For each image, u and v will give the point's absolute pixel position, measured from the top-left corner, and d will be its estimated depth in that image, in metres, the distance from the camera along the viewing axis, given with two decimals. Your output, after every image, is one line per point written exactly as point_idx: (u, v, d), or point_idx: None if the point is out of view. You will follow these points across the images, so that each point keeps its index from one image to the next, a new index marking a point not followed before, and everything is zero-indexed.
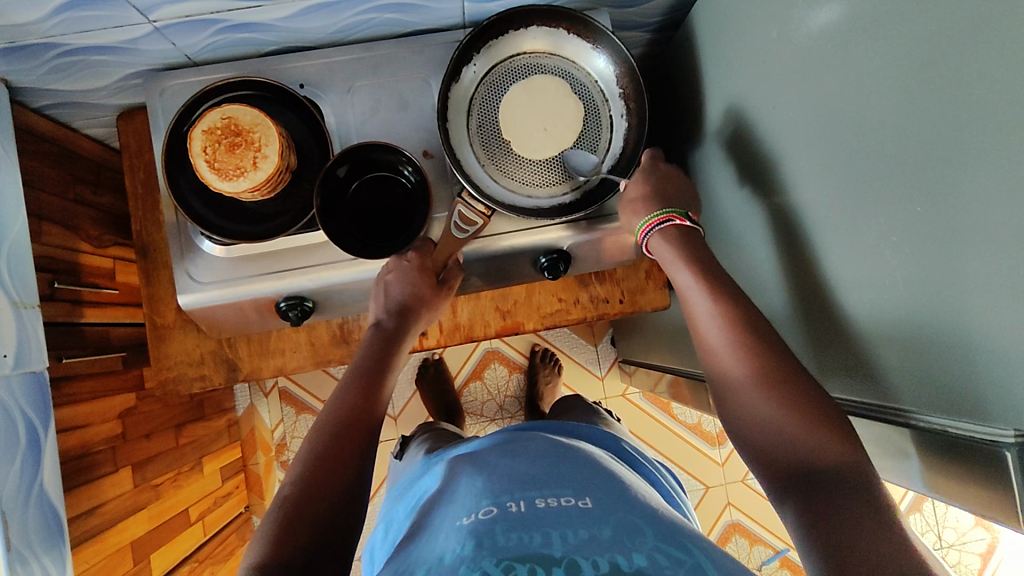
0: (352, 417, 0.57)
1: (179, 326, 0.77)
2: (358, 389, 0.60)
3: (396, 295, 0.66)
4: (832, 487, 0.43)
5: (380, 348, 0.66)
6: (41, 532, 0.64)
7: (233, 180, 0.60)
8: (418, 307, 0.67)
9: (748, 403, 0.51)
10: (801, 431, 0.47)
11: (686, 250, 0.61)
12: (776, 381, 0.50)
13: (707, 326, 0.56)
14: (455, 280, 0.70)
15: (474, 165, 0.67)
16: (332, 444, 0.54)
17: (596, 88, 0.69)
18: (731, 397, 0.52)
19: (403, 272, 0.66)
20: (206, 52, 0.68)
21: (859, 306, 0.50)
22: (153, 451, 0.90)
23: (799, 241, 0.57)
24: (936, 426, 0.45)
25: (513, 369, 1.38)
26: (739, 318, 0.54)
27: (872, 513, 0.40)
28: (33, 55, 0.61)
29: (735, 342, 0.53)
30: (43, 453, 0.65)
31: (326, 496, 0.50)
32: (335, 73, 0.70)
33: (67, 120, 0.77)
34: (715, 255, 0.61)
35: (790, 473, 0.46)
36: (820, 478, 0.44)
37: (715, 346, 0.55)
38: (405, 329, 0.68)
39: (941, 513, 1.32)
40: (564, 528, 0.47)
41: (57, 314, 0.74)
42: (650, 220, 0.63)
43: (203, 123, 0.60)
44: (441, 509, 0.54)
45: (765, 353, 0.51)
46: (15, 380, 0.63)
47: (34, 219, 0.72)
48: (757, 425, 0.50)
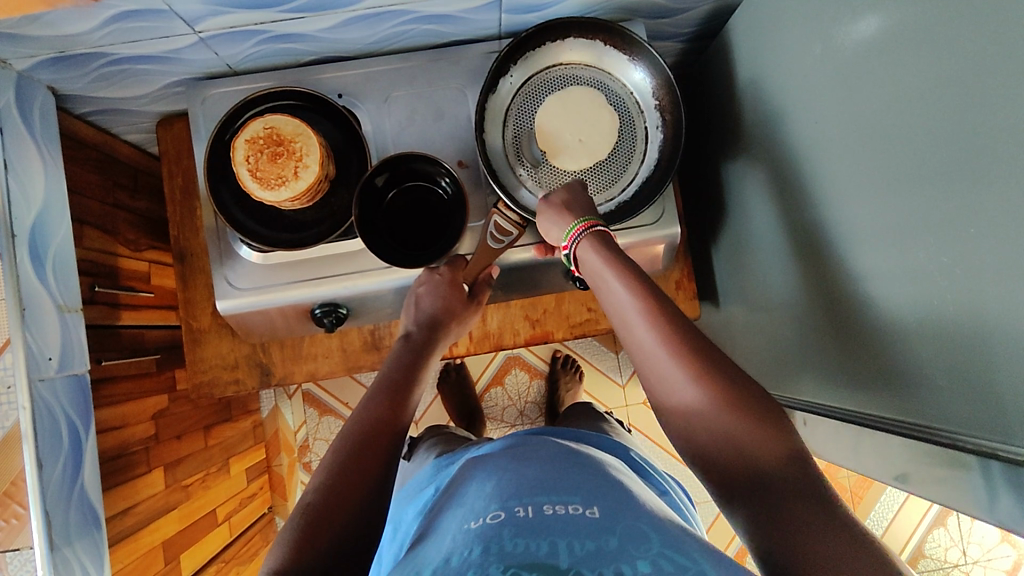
0: (376, 427, 0.58)
1: (214, 330, 0.78)
2: (386, 400, 0.61)
3: (427, 308, 0.67)
4: (779, 487, 0.43)
5: (409, 360, 0.66)
6: (79, 526, 0.65)
7: (275, 189, 0.61)
8: (448, 320, 0.67)
9: (680, 401, 0.50)
10: (742, 429, 0.47)
11: (605, 251, 0.57)
12: (716, 384, 0.48)
13: (629, 316, 0.54)
14: (484, 296, 0.71)
15: (509, 175, 0.68)
16: (354, 450, 0.55)
17: (631, 99, 0.69)
18: (671, 400, 0.51)
19: (433, 285, 0.67)
20: (248, 62, 0.69)
21: (897, 323, 0.50)
22: (183, 452, 0.91)
23: (835, 256, 0.57)
24: (982, 447, 0.44)
25: (535, 375, 1.38)
26: (671, 320, 0.52)
27: (820, 514, 0.40)
28: (81, 65, 0.63)
29: (668, 343, 0.51)
30: (84, 453, 0.67)
31: (352, 503, 0.51)
32: (372, 82, 0.70)
33: (108, 126, 0.78)
34: (619, 246, 0.58)
35: (731, 475, 0.46)
36: (766, 478, 0.44)
37: (642, 342, 0.52)
38: (434, 341, 0.68)
39: (964, 529, 1.31)
40: (571, 538, 0.47)
41: (96, 316, 0.75)
42: (575, 226, 0.59)
43: (246, 132, 0.61)
44: (447, 516, 0.55)
45: (698, 352, 0.50)
46: (59, 382, 0.65)
47: (76, 223, 0.73)
48: (694, 426, 0.49)
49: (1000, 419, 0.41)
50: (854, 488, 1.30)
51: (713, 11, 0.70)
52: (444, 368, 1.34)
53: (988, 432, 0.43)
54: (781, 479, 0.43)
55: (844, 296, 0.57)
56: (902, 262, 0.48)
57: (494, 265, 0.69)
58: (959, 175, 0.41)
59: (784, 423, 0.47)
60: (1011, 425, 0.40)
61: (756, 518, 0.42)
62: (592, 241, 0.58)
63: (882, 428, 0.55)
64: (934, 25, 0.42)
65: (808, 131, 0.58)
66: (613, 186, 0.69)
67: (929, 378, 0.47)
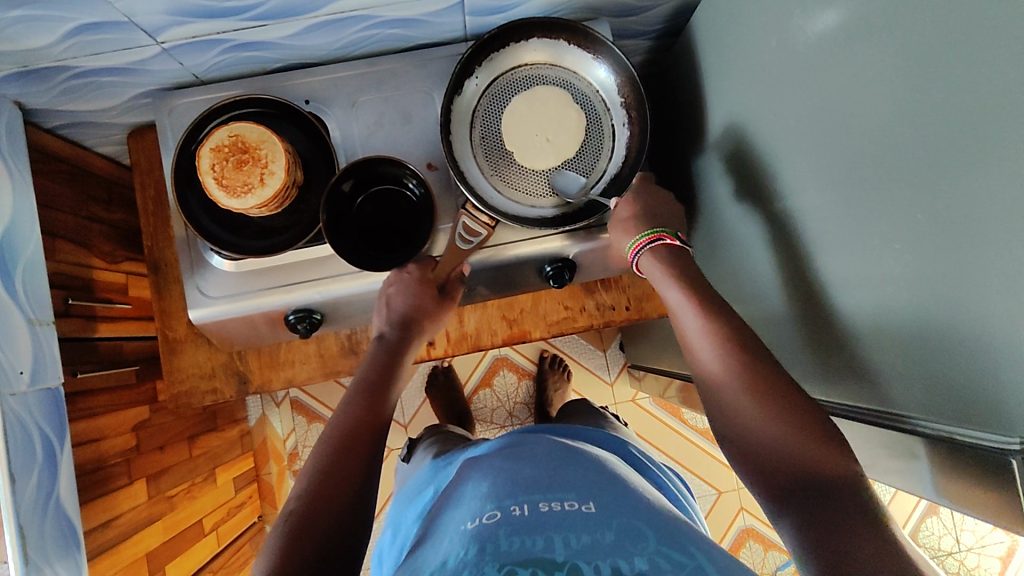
0: (359, 429, 0.58)
1: (191, 340, 0.78)
2: (365, 399, 0.61)
3: (398, 308, 0.67)
4: (833, 498, 0.43)
5: (383, 362, 0.66)
6: (57, 540, 0.65)
7: (241, 197, 0.61)
8: (420, 319, 0.67)
9: (734, 410, 0.51)
10: (786, 436, 0.47)
11: (675, 269, 0.60)
12: (766, 393, 0.50)
13: (695, 338, 0.56)
14: (457, 292, 0.70)
15: (478, 176, 0.68)
16: (338, 458, 0.55)
17: (597, 97, 0.69)
18: (723, 410, 0.52)
19: (403, 284, 0.66)
20: (214, 71, 0.69)
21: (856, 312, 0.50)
22: (166, 462, 0.91)
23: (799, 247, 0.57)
24: (941, 432, 0.44)
25: (523, 375, 1.38)
26: (730, 337, 0.54)
27: (865, 520, 0.41)
28: (45, 79, 0.63)
29: (727, 357, 0.53)
30: (59, 467, 0.67)
31: (334, 504, 0.51)
32: (339, 88, 0.70)
33: (79, 139, 0.78)
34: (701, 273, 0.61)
35: (781, 485, 0.46)
36: (820, 488, 0.44)
37: (703, 358, 0.55)
38: (408, 341, 0.68)
39: (958, 517, 1.31)
40: (567, 533, 0.47)
41: (71, 329, 0.75)
42: (638, 241, 0.63)
43: (210, 141, 0.61)
44: (449, 513, 0.55)
45: (750, 365, 0.51)
46: (32, 397, 0.65)
47: (48, 237, 0.73)
48: (745, 433, 0.50)
49: (955, 403, 0.42)
50: None
51: (677, 7, 0.70)
52: (432, 371, 1.34)
53: (944, 417, 0.43)
54: (832, 489, 0.44)
55: (809, 286, 0.57)
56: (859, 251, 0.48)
57: (466, 263, 0.69)
58: (908, 161, 0.41)
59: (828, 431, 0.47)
60: (967, 410, 0.41)
61: (803, 521, 0.43)
62: (659, 258, 0.62)
63: (848, 416, 0.55)
64: (881, 14, 0.42)
65: (769, 123, 0.59)
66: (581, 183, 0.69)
67: (888, 365, 0.48)
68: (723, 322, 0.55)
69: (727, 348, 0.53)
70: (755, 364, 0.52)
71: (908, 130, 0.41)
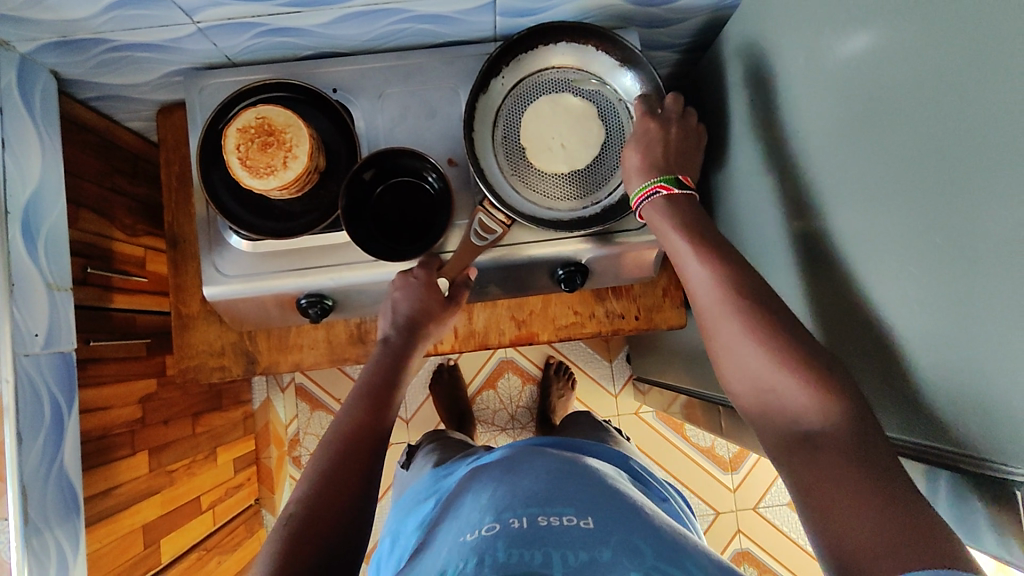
0: (363, 433, 0.58)
1: (203, 317, 0.79)
2: (368, 404, 0.61)
3: (405, 311, 0.67)
4: (838, 457, 0.42)
5: (390, 364, 0.66)
6: (57, 505, 0.66)
7: (263, 178, 0.62)
8: (426, 321, 0.68)
9: (741, 361, 0.49)
10: (802, 395, 0.45)
11: (678, 218, 0.58)
12: (783, 350, 0.47)
13: (702, 290, 0.53)
14: (462, 295, 0.71)
15: (497, 175, 0.68)
16: (342, 460, 0.55)
17: (621, 105, 0.69)
18: (730, 366, 0.50)
19: (410, 288, 0.67)
20: (245, 54, 0.70)
21: (877, 337, 0.50)
22: (169, 437, 0.92)
23: (818, 269, 0.57)
24: (948, 458, 0.45)
25: (527, 379, 1.38)
26: (724, 276, 0.52)
27: (881, 493, 0.39)
28: (83, 50, 0.64)
29: (731, 313, 0.50)
30: (65, 431, 0.68)
31: (339, 509, 0.51)
32: (367, 79, 0.71)
33: (109, 113, 0.80)
34: (708, 221, 0.57)
35: (794, 449, 0.45)
36: (824, 449, 0.43)
37: (708, 310, 0.52)
38: (412, 344, 0.68)
39: None
40: (565, 549, 0.47)
41: (88, 297, 0.77)
42: (643, 189, 0.61)
43: (238, 121, 0.62)
44: (446, 528, 0.55)
45: (768, 322, 0.49)
46: (44, 358, 0.66)
47: (73, 205, 0.74)
48: (754, 382, 0.48)
49: (966, 435, 0.42)
50: None
51: (707, 22, 0.71)
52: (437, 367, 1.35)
53: (949, 442, 0.44)
54: (838, 449, 0.43)
55: (826, 308, 0.57)
56: (880, 275, 0.48)
57: (472, 268, 0.69)
58: (930, 187, 0.42)
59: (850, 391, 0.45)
60: (980, 439, 0.41)
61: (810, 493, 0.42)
62: (666, 206, 0.59)
63: None
64: (911, 37, 0.42)
65: (794, 142, 0.59)
66: (600, 189, 0.69)
67: (913, 394, 0.47)
68: (735, 273, 0.52)
69: (730, 306, 0.50)
70: (772, 324, 0.48)
71: (936, 158, 0.41)
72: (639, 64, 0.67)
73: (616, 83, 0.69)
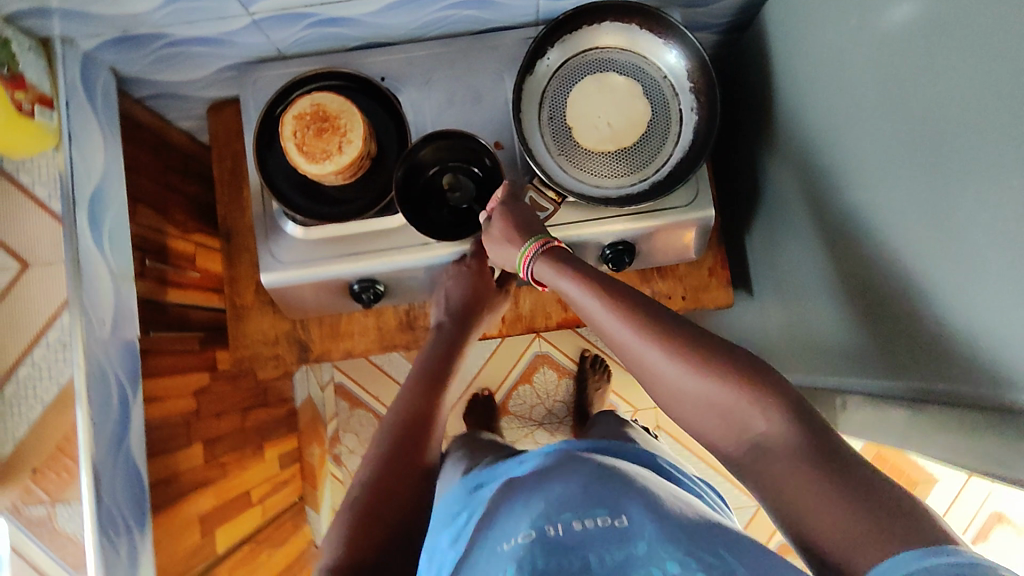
0: (410, 430, 0.61)
1: (257, 307, 0.81)
2: (415, 398, 0.64)
3: (455, 297, 0.73)
4: (773, 450, 0.46)
5: (442, 354, 0.70)
6: (126, 488, 0.67)
7: (320, 163, 0.64)
8: (476, 307, 0.74)
9: (665, 380, 0.51)
10: (721, 394, 0.48)
11: (565, 263, 0.59)
12: (695, 358, 0.49)
13: (616, 331, 0.53)
14: (509, 284, 0.78)
15: (544, 155, 0.69)
16: (391, 453, 0.58)
17: (665, 82, 0.69)
18: (659, 389, 0.52)
19: (460, 276, 0.72)
20: (296, 46, 0.72)
21: (928, 293, 0.50)
22: (221, 430, 0.93)
23: (867, 233, 0.57)
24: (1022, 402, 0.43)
25: (564, 373, 1.38)
26: (633, 317, 0.52)
27: (830, 478, 0.42)
28: (142, 45, 0.67)
29: (645, 344, 0.51)
30: (131, 416, 0.70)
31: (398, 500, 0.54)
32: (414, 66, 0.73)
33: (163, 111, 0.82)
34: (588, 260, 0.59)
35: (730, 445, 0.49)
36: (753, 440, 0.47)
37: (626, 347, 0.53)
38: (462, 329, 0.73)
39: (1011, 546, 1.27)
40: (602, 551, 0.48)
41: (146, 290, 0.79)
42: (528, 249, 0.61)
43: (294, 109, 0.64)
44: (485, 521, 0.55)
45: (680, 338, 0.51)
46: (112, 345, 0.68)
47: (131, 200, 0.77)
48: (676, 397, 0.51)
49: None
50: None
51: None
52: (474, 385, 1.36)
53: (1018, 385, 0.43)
54: (768, 441, 0.46)
55: (875, 274, 0.57)
56: (930, 231, 0.48)
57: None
58: (978, 138, 0.42)
59: (763, 372, 0.48)
60: None
61: (763, 484, 0.46)
62: (549, 262, 0.60)
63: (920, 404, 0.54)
64: None
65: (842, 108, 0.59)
66: (647, 165, 0.69)
67: (968, 348, 0.47)
68: (638, 310, 0.53)
69: (647, 341, 0.51)
70: (685, 345, 0.50)
71: (984, 112, 0.41)
72: (687, 38, 0.67)
73: (661, 60, 0.69)
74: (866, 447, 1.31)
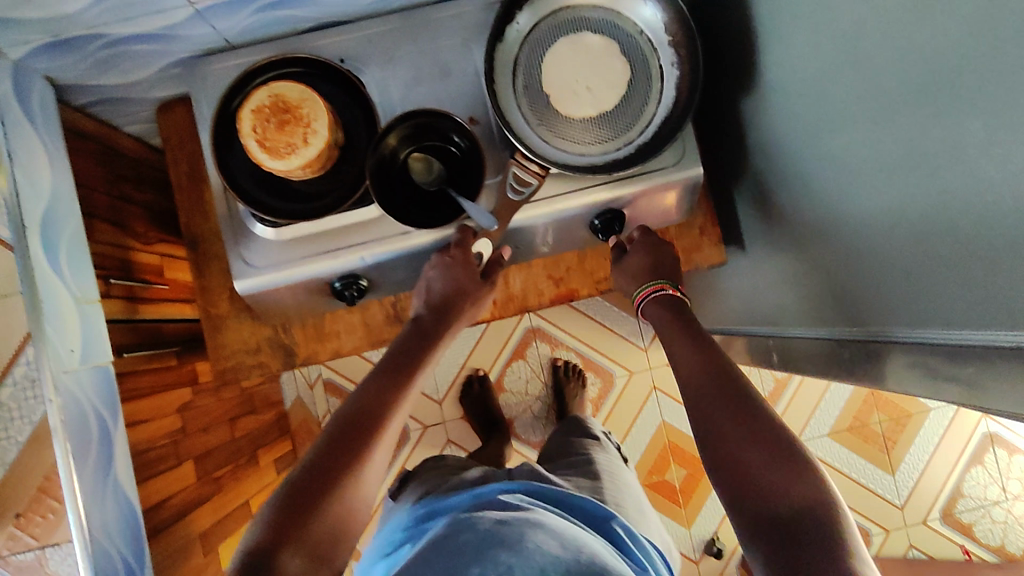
0: (368, 419, 0.60)
1: (234, 315, 0.77)
2: (382, 389, 0.63)
3: (439, 290, 0.69)
4: (797, 516, 0.49)
5: (414, 342, 0.69)
6: (120, 522, 0.64)
7: (285, 158, 0.59)
8: (460, 298, 0.69)
9: (725, 436, 0.56)
10: (772, 460, 0.52)
11: (673, 320, 0.68)
12: (765, 433, 0.54)
13: (698, 384, 0.60)
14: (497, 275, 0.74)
15: (523, 127, 0.65)
16: (342, 439, 0.58)
17: (643, 37, 0.66)
18: (712, 443, 0.56)
19: (445, 267, 0.67)
20: (245, 34, 0.67)
21: (922, 240, 0.48)
22: (211, 444, 0.90)
23: (856, 182, 0.55)
24: None
25: (556, 346, 1.35)
26: (721, 375, 0.60)
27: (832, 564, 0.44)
28: (76, 49, 0.61)
29: (732, 405, 0.57)
30: (115, 445, 0.66)
31: (334, 482, 0.55)
32: (374, 44, 0.68)
33: (108, 118, 0.77)
34: (699, 324, 0.67)
35: (752, 502, 0.51)
36: (784, 509, 0.50)
37: (700, 402, 0.59)
38: (441, 322, 0.71)
39: (1004, 465, 1.30)
40: None
41: (114, 311, 0.74)
42: (643, 290, 0.71)
43: (251, 102, 0.59)
44: (445, 545, 0.54)
45: (759, 416, 0.56)
46: (84, 374, 0.64)
47: (85, 217, 0.72)
48: (726, 452, 0.55)
49: None
50: (887, 433, 1.30)
51: None
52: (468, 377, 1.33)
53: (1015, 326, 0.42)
54: (797, 510, 0.49)
55: (868, 223, 0.54)
56: (922, 176, 0.46)
57: (505, 247, 0.73)
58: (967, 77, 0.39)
59: (807, 465, 0.51)
60: None
61: (774, 552, 0.47)
62: (662, 305, 0.69)
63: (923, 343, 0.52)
64: None
65: None
66: (632, 127, 0.66)
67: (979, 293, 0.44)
68: (726, 371, 0.60)
69: (734, 397, 0.58)
70: (764, 419, 0.55)
71: (965, 51, 0.39)
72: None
73: (637, 15, 0.65)
74: (855, 392, 1.30)
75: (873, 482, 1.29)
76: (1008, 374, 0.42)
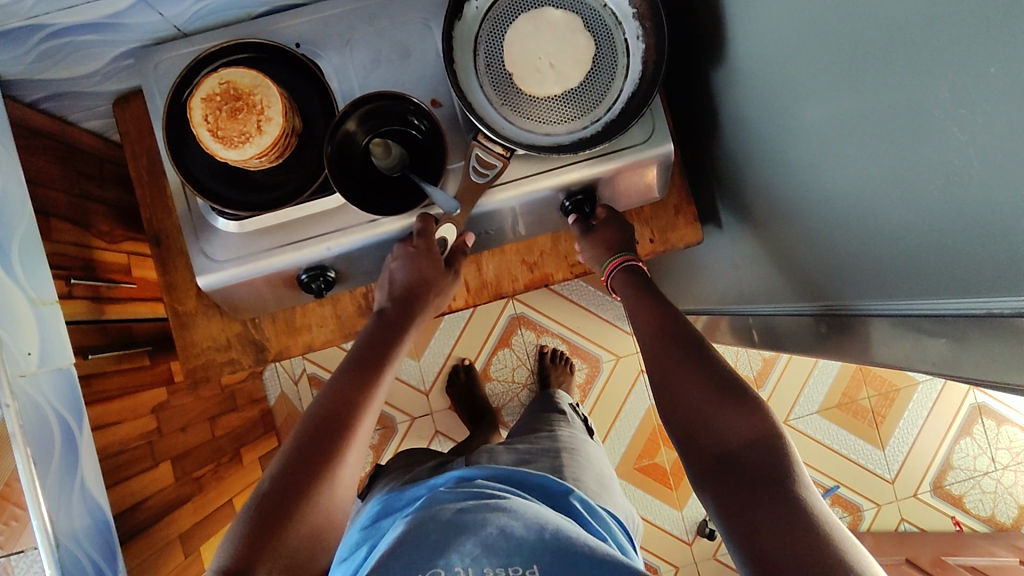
0: (336, 409, 0.60)
1: (202, 312, 0.75)
2: (350, 378, 0.63)
3: (402, 279, 0.67)
4: (752, 468, 0.48)
5: (381, 332, 0.68)
6: (87, 525, 0.63)
7: (239, 148, 0.57)
8: (424, 290, 0.68)
9: (682, 394, 0.56)
10: (726, 414, 0.53)
11: (637, 291, 0.67)
12: (721, 387, 0.54)
13: (655, 347, 0.61)
14: (460, 263, 0.72)
15: (487, 108, 0.63)
16: (310, 430, 0.58)
17: (606, 11, 0.64)
18: (670, 404, 0.57)
19: (408, 258, 0.66)
20: (195, 20, 0.65)
21: (888, 212, 0.47)
22: (190, 443, 0.88)
23: (824, 152, 0.53)
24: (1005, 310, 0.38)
25: (541, 332, 1.34)
26: (673, 339, 0.60)
27: (787, 511, 0.44)
28: (19, 42, 0.59)
29: (683, 363, 0.58)
30: (80, 449, 0.64)
31: (301, 468, 0.54)
32: (330, 27, 0.66)
33: (62, 113, 0.74)
34: (659, 292, 0.67)
35: (711, 457, 0.51)
36: (737, 462, 0.50)
37: (656, 363, 0.60)
38: (406, 314, 0.69)
39: (993, 435, 1.30)
40: None
41: (78, 311, 0.72)
42: (611, 262, 0.70)
43: (201, 90, 0.57)
44: (413, 532, 0.54)
45: (707, 371, 0.56)
46: (43, 376, 0.62)
47: (42, 217, 0.70)
48: (684, 409, 0.55)
49: None
50: (876, 408, 1.30)
51: None
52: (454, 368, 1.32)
53: (986, 292, 0.41)
54: (752, 462, 0.49)
55: (839, 193, 0.53)
56: (888, 142, 0.44)
57: (469, 233, 0.71)
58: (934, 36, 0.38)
59: (761, 417, 0.52)
60: None
61: (725, 501, 0.47)
62: (630, 280, 0.69)
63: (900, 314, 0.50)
64: None
65: None
66: (599, 105, 0.65)
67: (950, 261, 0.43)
68: (681, 334, 0.60)
69: (683, 356, 0.58)
70: (716, 373, 0.56)
71: (927, 8, 0.37)
72: None
73: None
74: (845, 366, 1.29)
75: (865, 457, 1.29)
76: (984, 344, 0.41)
